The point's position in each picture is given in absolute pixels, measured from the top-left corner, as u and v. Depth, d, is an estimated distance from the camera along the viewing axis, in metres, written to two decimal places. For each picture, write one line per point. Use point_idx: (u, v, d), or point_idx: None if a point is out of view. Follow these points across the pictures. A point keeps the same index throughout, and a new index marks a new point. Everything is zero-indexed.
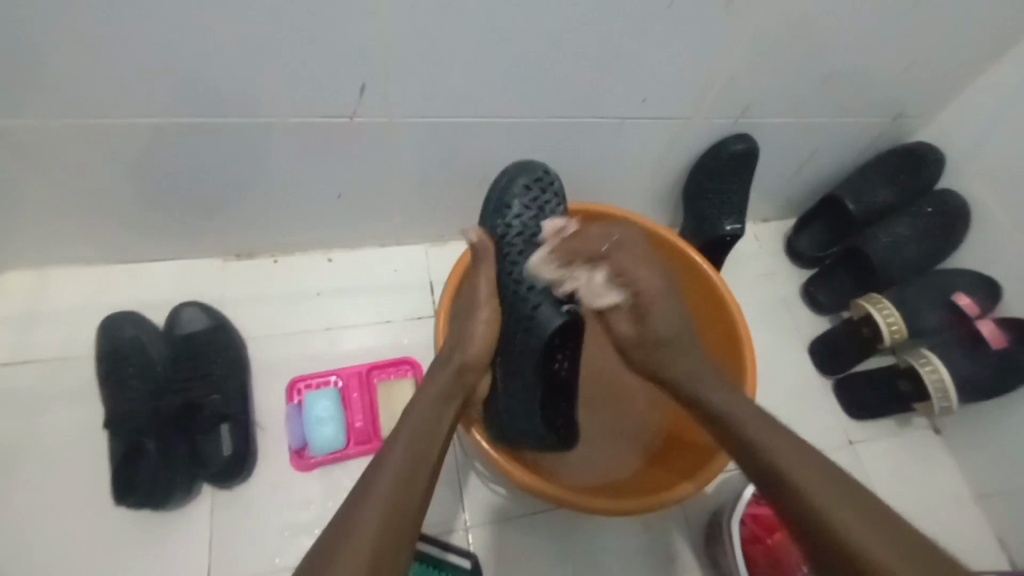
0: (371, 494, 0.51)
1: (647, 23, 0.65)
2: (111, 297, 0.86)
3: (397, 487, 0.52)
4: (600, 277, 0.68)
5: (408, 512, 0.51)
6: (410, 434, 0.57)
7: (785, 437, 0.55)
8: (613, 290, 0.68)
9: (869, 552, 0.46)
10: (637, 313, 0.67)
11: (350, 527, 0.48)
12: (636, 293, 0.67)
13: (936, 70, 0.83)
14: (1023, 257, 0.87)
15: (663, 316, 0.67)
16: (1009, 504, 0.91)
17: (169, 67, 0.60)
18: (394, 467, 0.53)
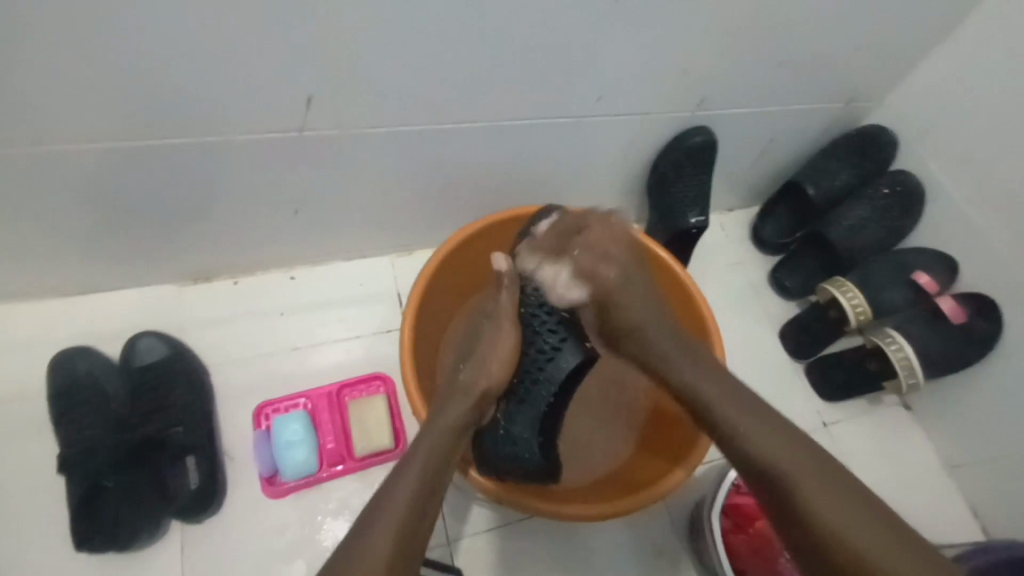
0: (375, 528, 0.51)
1: (596, 21, 0.65)
2: (61, 331, 0.82)
3: (410, 509, 0.53)
4: (560, 271, 0.73)
5: (418, 534, 0.52)
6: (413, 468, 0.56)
7: (764, 431, 0.57)
8: (582, 286, 0.72)
9: (855, 544, 0.48)
10: (603, 302, 0.70)
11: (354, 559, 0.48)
12: (600, 284, 0.70)
13: (884, 54, 0.85)
14: (977, 232, 0.89)
15: (631, 298, 0.69)
16: (979, 473, 0.93)
17: (101, 90, 0.57)
18: (402, 496, 0.53)
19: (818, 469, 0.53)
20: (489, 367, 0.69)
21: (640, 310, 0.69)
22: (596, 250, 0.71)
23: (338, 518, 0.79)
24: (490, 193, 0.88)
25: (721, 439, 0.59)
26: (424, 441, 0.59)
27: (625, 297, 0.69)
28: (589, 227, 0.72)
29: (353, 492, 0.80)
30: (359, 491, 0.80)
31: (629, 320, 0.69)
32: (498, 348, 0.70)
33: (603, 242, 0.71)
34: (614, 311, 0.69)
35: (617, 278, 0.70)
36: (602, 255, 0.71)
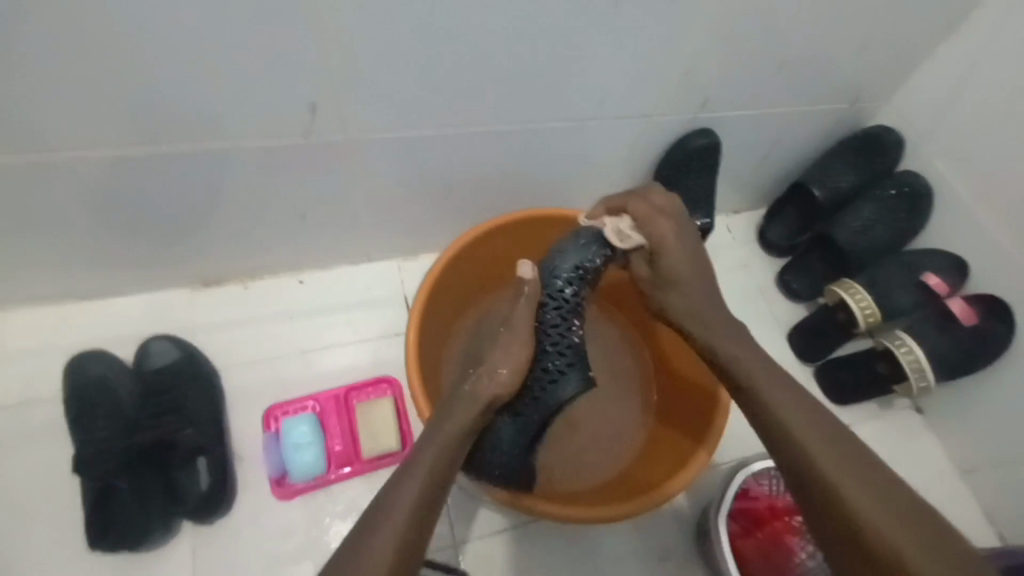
0: (388, 519, 0.52)
1: (597, 26, 0.66)
2: (76, 335, 0.84)
3: (414, 515, 0.53)
4: (623, 221, 0.69)
5: (417, 543, 0.52)
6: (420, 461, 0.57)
7: (799, 408, 0.58)
8: (634, 238, 0.69)
9: (890, 544, 0.48)
10: (650, 254, 0.70)
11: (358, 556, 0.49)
12: (654, 240, 0.68)
13: (888, 54, 0.85)
14: (986, 232, 0.88)
15: (682, 259, 0.68)
16: (993, 477, 0.92)
17: (114, 99, 0.59)
18: (411, 499, 0.53)
19: (843, 458, 0.54)
20: (495, 377, 0.64)
21: (683, 273, 0.68)
22: (654, 209, 0.69)
23: (345, 519, 0.80)
24: (495, 197, 0.89)
25: (758, 416, 0.60)
26: (425, 451, 0.58)
27: (675, 258, 0.68)
28: (653, 191, 0.70)
29: (360, 493, 0.81)
30: (367, 493, 0.81)
31: (676, 278, 0.68)
32: (506, 359, 0.65)
33: (663, 208, 0.69)
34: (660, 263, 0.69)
35: (675, 235, 0.68)
36: (656, 215, 0.68)
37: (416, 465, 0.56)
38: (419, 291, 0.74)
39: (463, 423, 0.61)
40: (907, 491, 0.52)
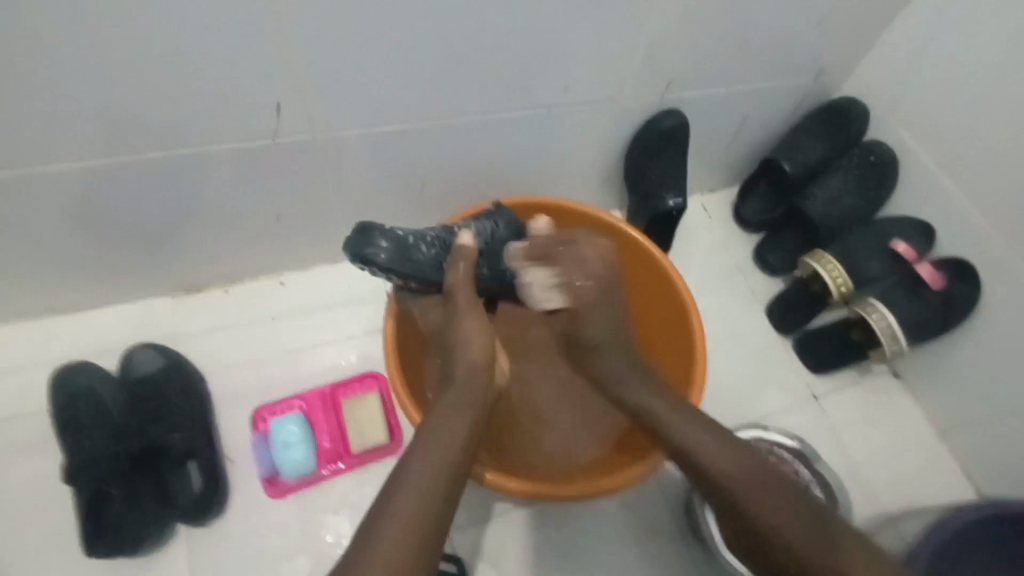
0: (396, 502, 0.50)
1: (555, 12, 0.66)
2: (59, 349, 0.85)
3: (427, 496, 0.51)
4: (543, 275, 0.72)
5: (436, 517, 0.51)
6: (431, 439, 0.56)
7: (751, 470, 0.57)
8: (556, 298, 0.71)
9: None
10: (572, 318, 0.70)
11: (374, 536, 0.48)
12: (572, 301, 0.69)
13: (847, 26, 0.86)
14: (949, 197, 0.90)
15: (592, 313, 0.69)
16: (968, 435, 0.94)
17: (77, 111, 0.59)
18: (419, 486, 0.51)
19: (801, 517, 0.54)
20: (470, 357, 0.64)
21: (605, 335, 0.69)
22: (571, 282, 0.70)
23: (337, 513, 0.81)
24: (470, 189, 0.90)
25: (681, 457, 0.61)
26: (420, 444, 0.55)
27: (587, 321, 0.69)
28: (591, 240, 0.71)
29: (351, 487, 0.82)
30: (357, 486, 0.83)
31: (589, 337, 0.69)
32: (477, 334, 0.67)
33: (575, 263, 0.70)
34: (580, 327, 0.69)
35: (598, 301, 0.69)
36: (583, 275, 0.69)
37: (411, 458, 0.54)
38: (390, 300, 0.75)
39: (460, 408, 0.59)
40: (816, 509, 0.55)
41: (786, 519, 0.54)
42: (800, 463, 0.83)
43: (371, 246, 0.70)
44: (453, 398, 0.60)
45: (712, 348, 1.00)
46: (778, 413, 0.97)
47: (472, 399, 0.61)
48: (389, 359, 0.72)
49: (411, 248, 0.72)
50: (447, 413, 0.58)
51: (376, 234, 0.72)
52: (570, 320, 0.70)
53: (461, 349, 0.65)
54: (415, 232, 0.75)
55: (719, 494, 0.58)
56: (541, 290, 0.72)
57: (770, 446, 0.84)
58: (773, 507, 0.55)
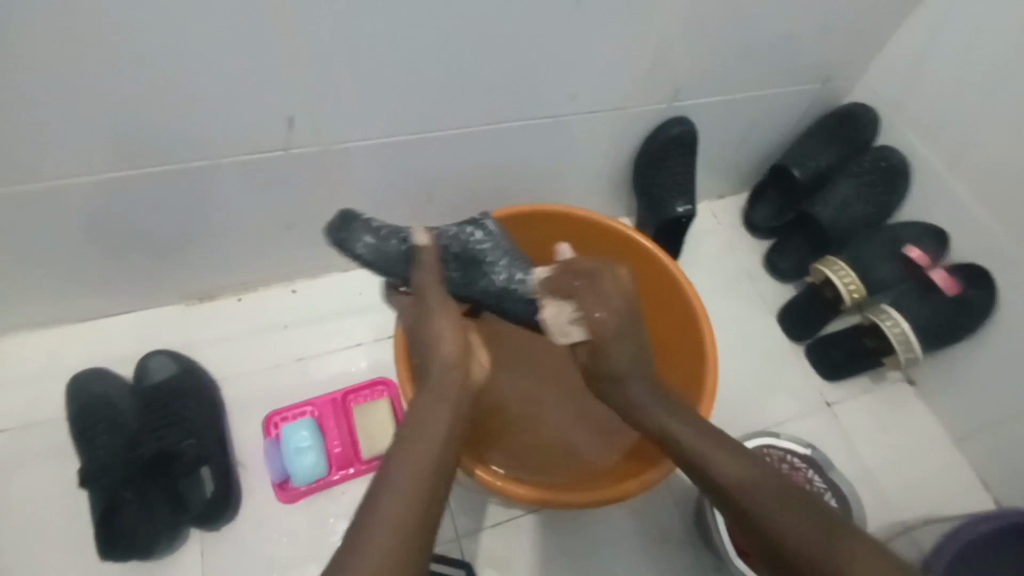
0: (384, 503, 0.48)
1: (560, 23, 0.67)
2: (78, 356, 0.87)
3: (412, 497, 0.49)
4: (567, 309, 0.67)
5: (425, 517, 0.49)
6: (411, 440, 0.54)
7: (771, 482, 0.55)
8: (575, 331, 0.66)
9: None
10: (593, 352, 0.65)
11: (362, 537, 0.46)
12: (594, 332, 0.64)
13: (854, 32, 0.86)
14: (962, 202, 0.89)
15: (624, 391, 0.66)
16: (985, 443, 0.93)
17: (96, 125, 0.61)
18: (406, 485, 0.50)
19: (807, 517, 0.52)
20: (444, 352, 0.62)
21: (625, 365, 0.65)
22: (590, 309, 0.65)
23: (347, 518, 0.82)
24: (479, 198, 0.91)
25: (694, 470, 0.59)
26: (406, 445, 0.54)
27: (612, 388, 0.67)
28: (615, 273, 0.66)
29: (361, 494, 0.83)
30: None
31: (618, 367, 0.65)
32: (445, 322, 0.64)
33: (608, 329, 0.64)
34: (603, 358, 0.65)
35: (620, 329, 0.64)
36: (604, 302, 0.64)
37: (393, 458, 0.52)
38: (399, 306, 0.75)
39: (440, 401, 0.58)
40: (820, 505, 0.53)
41: (799, 522, 0.51)
42: (813, 472, 0.83)
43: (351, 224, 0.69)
44: (430, 394, 0.59)
45: (722, 355, 1.00)
46: (790, 420, 0.96)
47: (452, 394, 0.59)
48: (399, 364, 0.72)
49: (387, 235, 0.69)
50: (427, 413, 0.57)
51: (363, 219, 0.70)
52: (595, 355, 0.66)
53: (429, 340, 0.63)
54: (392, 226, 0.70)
55: (735, 505, 0.55)
56: (559, 319, 0.67)
57: (783, 455, 0.84)
58: (789, 514, 0.52)
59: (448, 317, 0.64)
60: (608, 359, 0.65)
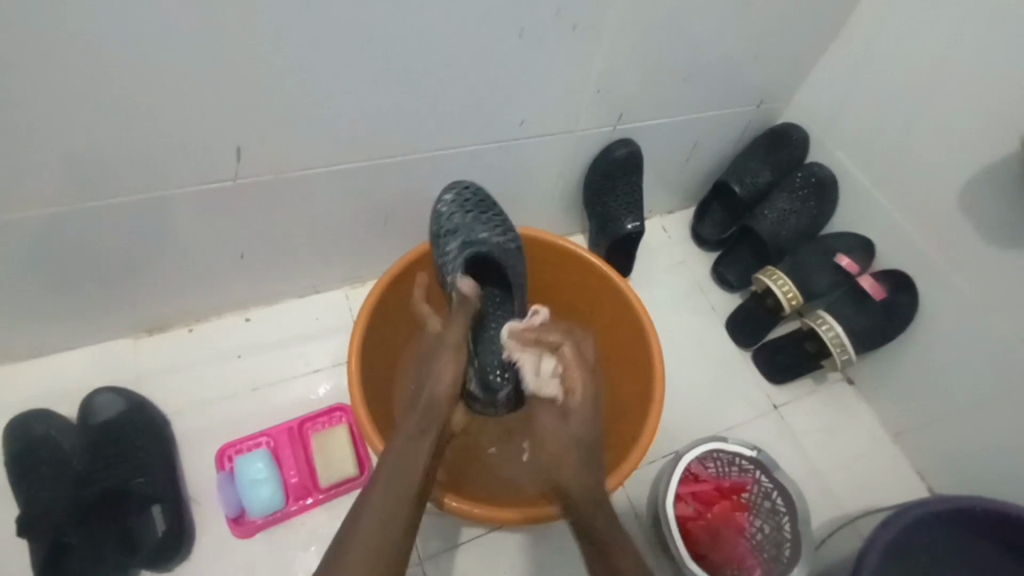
0: (357, 532, 0.52)
1: (505, 53, 0.70)
2: (17, 397, 0.83)
3: (385, 527, 0.53)
4: (546, 365, 0.70)
5: (395, 546, 0.52)
6: (387, 470, 0.57)
7: None
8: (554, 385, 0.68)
9: None
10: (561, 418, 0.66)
11: (335, 564, 0.49)
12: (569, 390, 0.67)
13: (782, 58, 0.92)
14: (884, 213, 0.96)
15: (567, 456, 0.63)
16: (919, 437, 0.99)
17: (34, 160, 0.60)
18: (379, 516, 0.53)
19: None
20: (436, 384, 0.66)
21: (575, 436, 0.64)
22: (565, 367, 0.68)
23: (307, 549, 0.80)
24: None
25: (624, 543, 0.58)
26: (376, 480, 0.56)
27: (557, 453, 0.64)
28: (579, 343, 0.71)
29: (322, 522, 0.82)
30: (328, 522, 0.82)
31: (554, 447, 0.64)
32: (448, 364, 0.67)
33: (557, 429, 0.65)
34: (566, 425, 0.65)
35: (587, 404, 0.66)
36: (580, 369, 0.67)
37: (376, 484, 0.56)
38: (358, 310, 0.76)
39: (422, 433, 0.62)
40: None
41: None
42: (762, 473, 0.86)
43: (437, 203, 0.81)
44: (412, 424, 0.63)
45: (676, 364, 1.03)
46: (741, 425, 1.00)
47: (434, 427, 0.63)
48: (352, 375, 0.72)
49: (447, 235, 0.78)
50: (404, 444, 0.60)
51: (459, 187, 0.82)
52: (561, 417, 0.66)
53: (434, 370, 0.68)
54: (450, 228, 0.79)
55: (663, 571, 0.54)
56: (535, 378, 0.69)
57: (731, 458, 0.87)
58: None
59: (454, 352, 0.68)
60: (564, 428, 0.65)
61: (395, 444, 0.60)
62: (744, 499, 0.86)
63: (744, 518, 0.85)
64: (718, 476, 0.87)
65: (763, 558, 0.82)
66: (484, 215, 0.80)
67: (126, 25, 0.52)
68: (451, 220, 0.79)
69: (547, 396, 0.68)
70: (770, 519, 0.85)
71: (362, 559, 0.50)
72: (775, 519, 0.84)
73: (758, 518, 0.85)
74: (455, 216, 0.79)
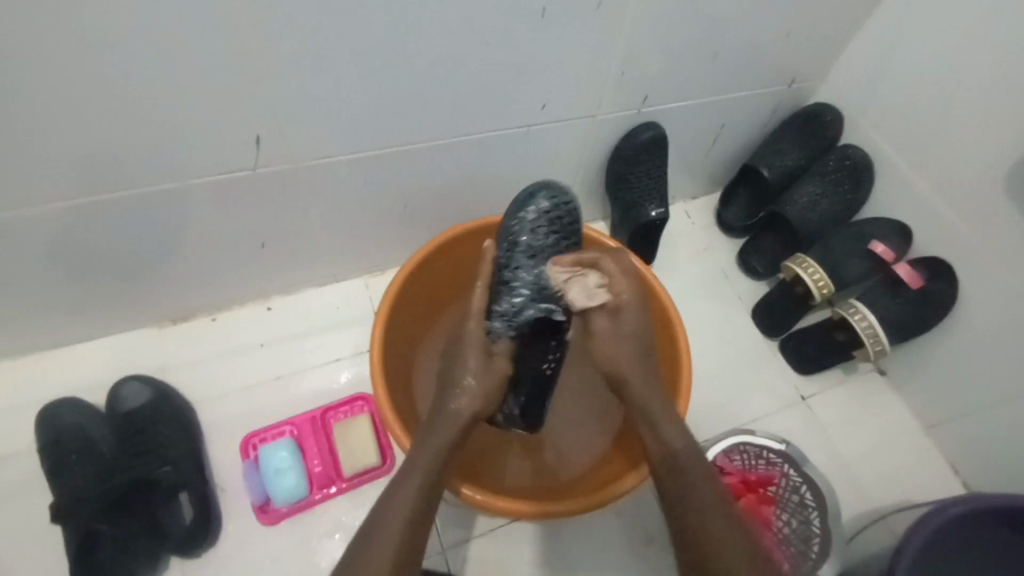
0: (383, 522, 0.55)
1: (527, 34, 0.68)
2: (46, 387, 0.85)
3: (407, 516, 0.55)
4: (590, 279, 0.72)
5: (417, 536, 0.55)
6: (414, 463, 0.60)
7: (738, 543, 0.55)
8: (601, 294, 0.71)
9: None
10: (614, 318, 0.70)
11: (365, 549, 0.53)
12: (617, 295, 0.70)
13: (816, 35, 0.88)
14: (922, 198, 0.92)
15: (620, 352, 0.69)
16: (953, 430, 0.96)
17: (54, 153, 0.60)
18: (400, 506, 0.56)
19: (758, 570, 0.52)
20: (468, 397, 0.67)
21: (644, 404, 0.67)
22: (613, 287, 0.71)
23: (332, 538, 0.81)
24: (453, 207, 0.91)
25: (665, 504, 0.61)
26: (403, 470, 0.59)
27: (611, 350, 0.70)
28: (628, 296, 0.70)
29: (345, 511, 0.83)
30: (351, 510, 0.83)
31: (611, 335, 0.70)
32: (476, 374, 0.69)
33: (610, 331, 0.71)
34: (619, 322, 0.70)
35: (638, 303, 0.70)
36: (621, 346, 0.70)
37: (411, 471, 0.59)
38: (383, 298, 0.76)
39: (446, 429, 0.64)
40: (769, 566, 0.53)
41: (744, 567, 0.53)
42: (791, 467, 0.85)
43: (528, 203, 0.76)
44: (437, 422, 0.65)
45: (701, 354, 1.01)
46: (767, 416, 0.98)
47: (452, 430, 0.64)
48: (376, 354, 0.73)
49: (533, 247, 0.75)
50: (427, 443, 0.62)
51: (560, 196, 0.78)
52: (614, 317, 0.70)
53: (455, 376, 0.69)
54: (530, 242, 0.75)
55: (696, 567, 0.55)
56: (580, 292, 0.72)
57: (759, 451, 0.86)
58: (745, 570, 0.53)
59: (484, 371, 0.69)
60: (616, 328, 0.70)
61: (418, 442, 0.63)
62: (770, 492, 0.84)
63: (771, 512, 0.83)
64: (745, 468, 0.85)
65: (791, 553, 0.80)
66: (564, 240, 0.77)
67: (138, 13, 0.51)
68: (530, 229, 0.75)
69: (599, 306, 0.71)
70: (798, 513, 0.83)
71: (389, 544, 0.53)
72: (803, 513, 0.83)
73: (785, 512, 0.83)
74: (538, 230, 0.75)
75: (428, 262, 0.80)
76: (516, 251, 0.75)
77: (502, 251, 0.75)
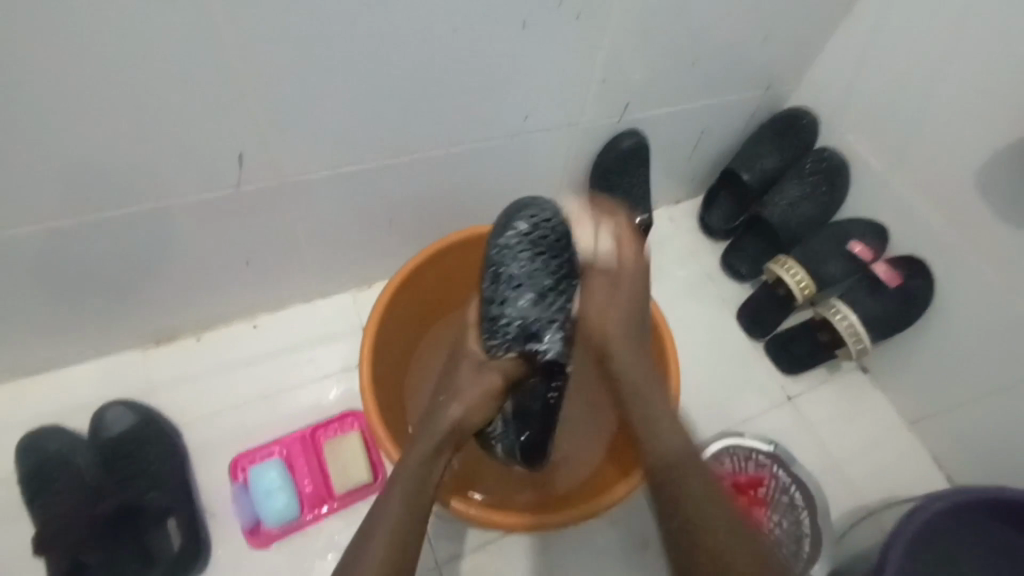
0: (373, 536, 0.55)
1: (510, 46, 0.68)
2: (24, 415, 0.82)
3: (397, 526, 0.55)
4: (602, 239, 0.78)
5: (409, 546, 0.55)
6: (403, 476, 0.60)
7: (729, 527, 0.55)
8: (604, 242, 0.78)
9: None
10: (613, 283, 0.74)
11: (356, 563, 0.53)
12: (619, 267, 0.75)
13: (791, 41, 0.90)
14: (898, 199, 0.94)
15: (609, 314, 0.72)
16: (936, 424, 0.98)
17: (31, 175, 0.59)
18: (391, 517, 0.56)
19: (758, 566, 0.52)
20: (460, 406, 0.66)
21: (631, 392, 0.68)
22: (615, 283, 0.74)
23: (326, 558, 0.80)
24: (439, 219, 0.91)
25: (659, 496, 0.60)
26: (393, 484, 0.59)
27: (602, 312, 0.73)
28: (629, 266, 0.75)
29: (338, 530, 0.82)
30: (344, 528, 0.82)
31: (600, 319, 0.72)
32: (469, 391, 0.68)
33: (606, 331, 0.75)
34: (617, 293, 0.73)
35: (638, 267, 0.76)
36: (613, 308, 0.73)
37: (396, 483, 0.59)
38: (373, 307, 0.76)
39: (432, 441, 0.63)
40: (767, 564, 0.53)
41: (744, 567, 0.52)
42: (779, 468, 0.86)
43: (508, 228, 0.75)
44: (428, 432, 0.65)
45: (688, 358, 1.02)
46: (755, 417, 0.99)
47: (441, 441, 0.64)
48: (364, 365, 0.72)
49: (520, 278, 0.74)
50: (416, 457, 0.62)
51: (539, 215, 0.76)
52: (614, 285, 0.74)
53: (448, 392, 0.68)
54: (517, 271, 0.74)
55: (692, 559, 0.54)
56: (593, 247, 0.78)
57: (748, 453, 0.88)
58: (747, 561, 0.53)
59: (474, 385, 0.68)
60: (613, 295, 0.73)
61: (406, 457, 0.62)
62: (761, 493, 0.86)
63: (763, 513, 0.84)
64: (735, 471, 0.87)
65: (783, 554, 0.82)
66: (552, 258, 0.76)
67: (120, 32, 0.50)
68: (512, 257, 0.74)
69: (600, 269, 0.76)
70: (789, 513, 0.84)
71: (382, 554, 0.53)
72: (794, 513, 0.84)
73: (776, 513, 0.85)
74: (521, 257, 0.74)
75: (417, 272, 0.80)
76: (500, 282, 0.74)
77: (486, 286, 0.74)
